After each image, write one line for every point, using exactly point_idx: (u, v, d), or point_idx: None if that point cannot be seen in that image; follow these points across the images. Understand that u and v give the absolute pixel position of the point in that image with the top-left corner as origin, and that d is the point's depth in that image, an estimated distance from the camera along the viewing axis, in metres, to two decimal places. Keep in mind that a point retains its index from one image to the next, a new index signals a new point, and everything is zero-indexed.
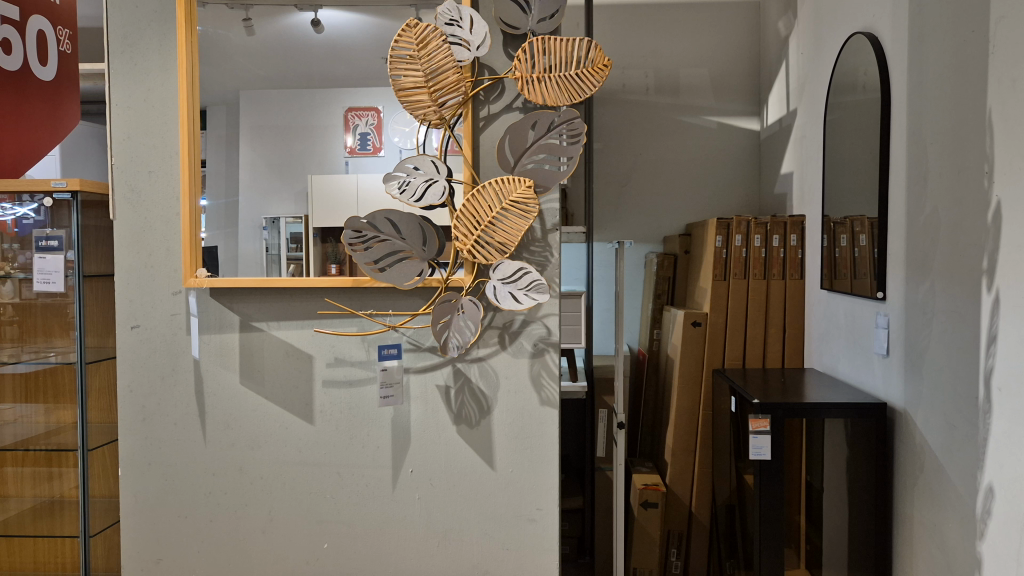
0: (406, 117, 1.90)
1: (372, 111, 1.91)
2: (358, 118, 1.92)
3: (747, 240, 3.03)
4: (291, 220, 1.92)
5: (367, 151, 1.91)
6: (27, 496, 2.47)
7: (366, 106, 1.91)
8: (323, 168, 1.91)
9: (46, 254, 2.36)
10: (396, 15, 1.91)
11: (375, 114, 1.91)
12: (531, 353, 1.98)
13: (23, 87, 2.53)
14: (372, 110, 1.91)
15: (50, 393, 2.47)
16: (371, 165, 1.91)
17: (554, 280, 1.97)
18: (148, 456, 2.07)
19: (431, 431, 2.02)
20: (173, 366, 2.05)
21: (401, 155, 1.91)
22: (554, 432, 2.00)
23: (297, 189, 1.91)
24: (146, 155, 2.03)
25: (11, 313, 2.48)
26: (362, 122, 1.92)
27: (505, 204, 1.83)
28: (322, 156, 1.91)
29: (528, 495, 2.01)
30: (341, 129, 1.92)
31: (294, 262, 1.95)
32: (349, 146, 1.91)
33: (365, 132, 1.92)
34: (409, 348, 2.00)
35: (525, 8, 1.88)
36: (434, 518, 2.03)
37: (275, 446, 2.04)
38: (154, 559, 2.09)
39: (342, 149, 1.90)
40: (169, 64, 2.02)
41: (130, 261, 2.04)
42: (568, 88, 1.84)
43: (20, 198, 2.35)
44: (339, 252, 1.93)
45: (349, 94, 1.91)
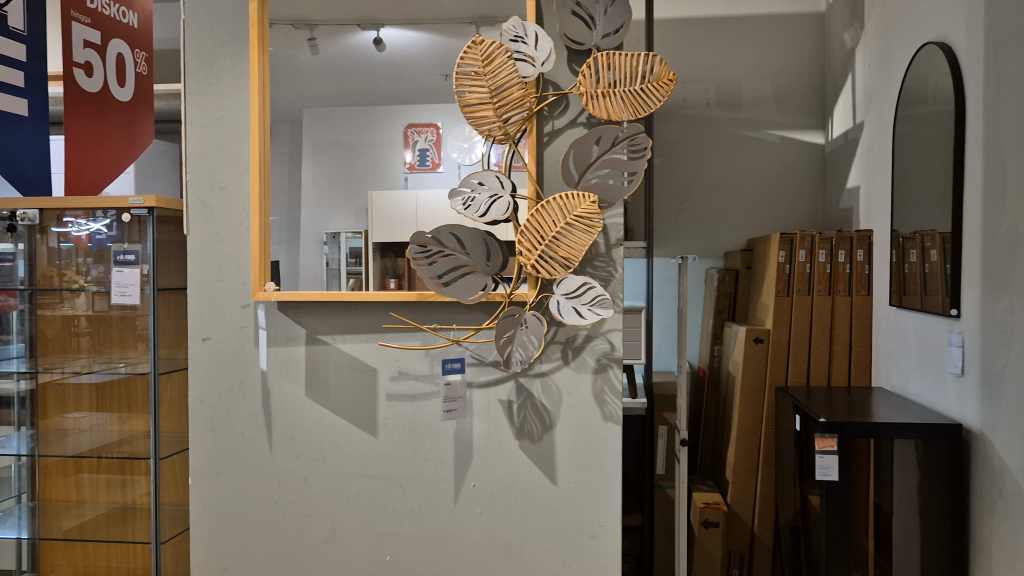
0: (465, 133, 1.92)
1: (431, 127, 1.93)
2: (416, 134, 1.93)
3: (811, 256, 2.98)
4: (351, 235, 1.94)
5: (426, 167, 1.92)
6: (102, 502, 2.55)
7: (425, 122, 1.93)
8: (382, 184, 1.93)
9: (123, 268, 2.45)
10: (457, 34, 1.95)
11: (433, 131, 1.93)
12: (594, 368, 1.98)
13: (103, 107, 2.60)
14: (431, 126, 1.93)
15: (122, 402, 2.53)
16: (429, 181, 1.92)
17: (617, 295, 1.96)
18: (216, 465, 2.12)
19: (494, 446, 2.02)
20: (241, 378, 2.10)
21: (460, 171, 1.92)
22: (617, 448, 1.99)
23: (356, 205, 1.94)
24: (219, 172, 2.09)
25: (83, 325, 2.55)
26: (420, 139, 1.93)
27: (569, 219, 1.83)
28: (383, 171, 1.93)
29: (590, 512, 2.00)
30: (401, 145, 1.94)
31: (354, 276, 1.98)
32: (409, 163, 1.92)
33: (424, 148, 1.93)
34: (472, 362, 2.01)
35: (589, 23, 1.89)
36: (495, 533, 2.03)
37: (339, 458, 2.07)
38: (221, 567, 2.13)
39: (401, 166, 1.92)
40: (240, 83, 2.08)
41: (202, 275, 2.10)
42: (632, 103, 1.84)
43: (93, 215, 2.45)
44: (398, 267, 1.95)
45: (408, 111, 1.94)
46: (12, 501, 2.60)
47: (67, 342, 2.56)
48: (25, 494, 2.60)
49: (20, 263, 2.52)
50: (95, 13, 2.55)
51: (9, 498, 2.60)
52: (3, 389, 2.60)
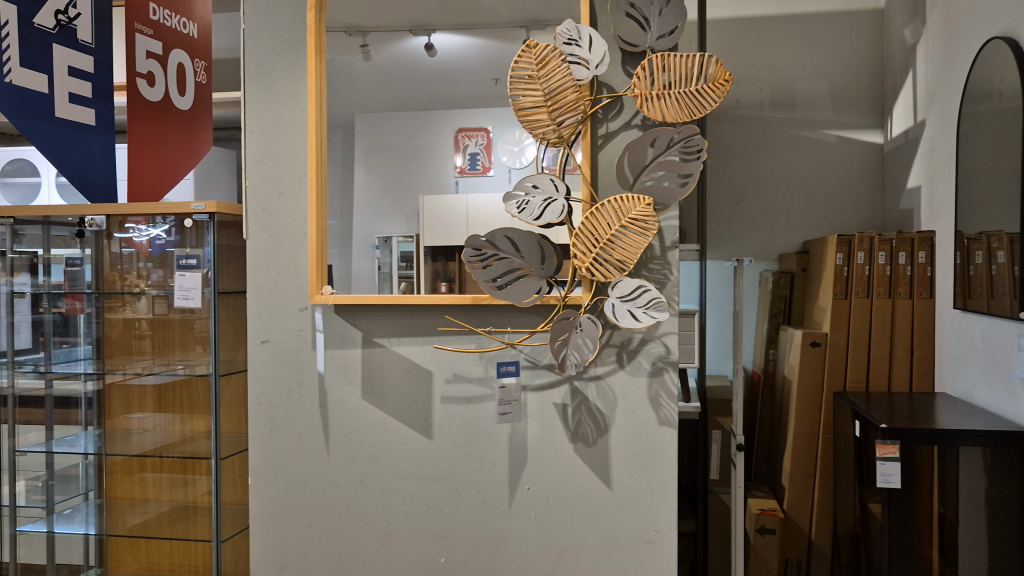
0: (515, 137, 1.93)
1: (481, 131, 1.94)
2: (467, 139, 1.95)
3: (871, 257, 2.92)
4: (402, 239, 1.96)
5: (476, 171, 1.94)
6: (165, 501, 2.61)
7: (476, 127, 1.95)
8: (433, 189, 1.95)
9: (185, 272, 2.51)
10: (507, 38, 1.95)
11: (484, 135, 1.94)
12: (649, 372, 1.97)
13: (164, 116, 2.66)
14: (481, 130, 1.94)
15: (184, 403, 2.58)
16: (480, 185, 1.94)
17: (673, 298, 1.95)
18: (275, 466, 2.15)
19: (549, 449, 2.01)
20: (299, 380, 2.13)
21: (511, 174, 1.93)
22: (673, 452, 1.98)
23: (408, 209, 1.95)
24: (278, 177, 2.13)
25: (144, 328, 2.61)
26: (471, 143, 1.95)
27: (624, 222, 1.83)
28: (434, 175, 1.95)
29: (646, 517, 1.99)
30: (451, 149, 1.95)
31: (405, 280, 2.00)
32: (459, 167, 1.94)
33: (475, 152, 1.94)
34: (527, 365, 2.01)
35: (644, 25, 1.89)
36: (549, 537, 2.02)
37: (394, 460, 2.09)
38: (279, 566, 2.16)
39: (452, 170, 1.94)
40: (298, 90, 2.11)
41: (261, 279, 2.14)
42: (688, 105, 1.83)
43: (153, 220, 2.53)
44: (449, 270, 1.97)
45: (461, 116, 1.95)
46: (80, 498, 2.67)
47: (130, 344, 2.63)
48: (93, 491, 2.67)
49: (87, 267, 2.61)
50: (157, 24, 2.60)
51: (78, 495, 2.67)
52: (69, 390, 2.68)
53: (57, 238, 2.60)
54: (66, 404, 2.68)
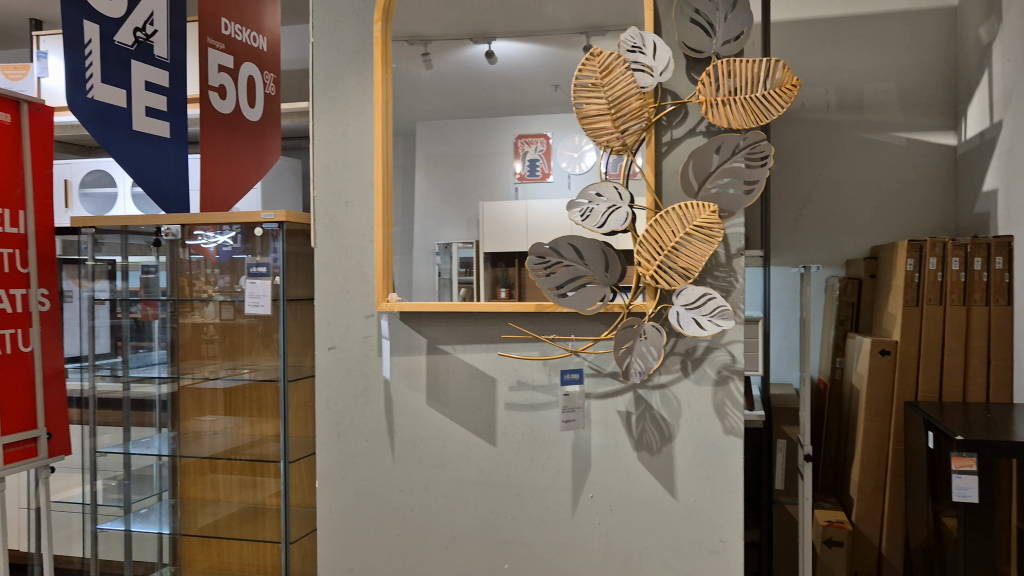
0: (575, 143, 1.94)
1: (541, 137, 1.96)
2: (527, 144, 1.97)
3: (944, 263, 2.82)
4: (462, 245, 1.98)
5: (536, 177, 1.95)
6: (235, 501, 2.69)
7: (536, 133, 1.96)
8: (493, 196, 1.97)
9: (255, 279, 2.59)
10: (568, 45, 1.96)
11: (543, 141, 1.96)
12: (714, 380, 1.95)
13: (235, 128, 2.72)
14: (541, 137, 1.96)
15: (252, 407, 2.66)
16: (540, 191, 1.95)
17: (739, 306, 1.92)
18: (342, 470, 2.19)
19: (612, 457, 2.01)
20: (365, 385, 2.17)
21: (570, 180, 1.93)
22: (739, 462, 1.95)
23: (468, 215, 1.97)
24: (344, 187, 2.17)
25: (212, 332, 2.71)
26: (531, 149, 1.96)
27: (689, 229, 1.81)
28: (494, 182, 1.97)
29: (711, 527, 1.97)
30: (511, 156, 1.97)
31: (465, 286, 2.01)
32: (519, 173, 1.95)
33: (535, 159, 1.96)
34: (591, 373, 2.01)
35: (709, 31, 1.88)
36: (612, 545, 2.02)
37: (458, 466, 2.11)
38: (345, 568, 2.20)
39: (512, 176, 1.96)
40: (365, 100, 2.15)
41: (328, 286, 2.18)
42: (754, 111, 1.81)
43: (220, 228, 2.62)
44: (508, 276, 1.98)
45: (518, 122, 1.97)
46: (154, 498, 2.76)
47: (202, 349, 2.72)
48: (167, 492, 2.77)
49: (162, 275, 2.70)
50: (229, 39, 2.66)
51: (152, 495, 2.76)
52: (146, 393, 2.76)
53: (134, 246, 2.70)
54: (141, 406, 2.76)
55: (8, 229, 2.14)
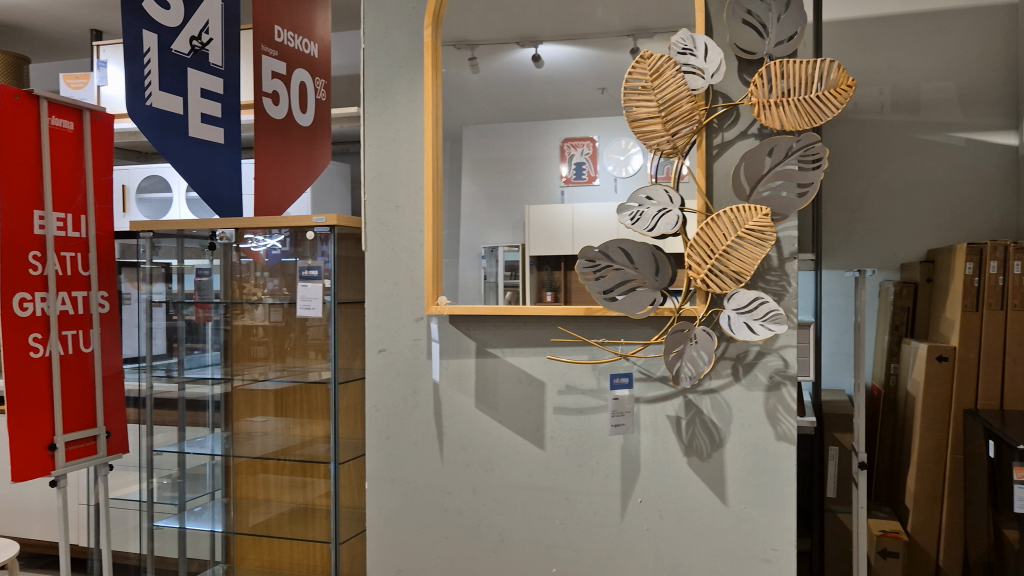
0: (621, 146, 1.93)
1: (587, 141, 1.96)
2: (573, 148, 1.97)
3: (1005, 267, 2.72)
4: (508, 248, 2.00)
5: (582, 180, 1.95)
6: (286, 501, 2.73)
7: (581, 136, 1.96)
8: (539, 199, 1.98)
9: (307, 283, 2.64)
10: (614, 48, 1.95)
11: (590, 144, 1.96)
12: (766, 386, 1.92)
13: (288, 133, 2.74)
14: (587, 140, 1.96)
15: (303, 409, 2.70)
16: (587, 195, 1.95)
17: (792, 310, 1.90)
18: (391, 472, 2.21)
19: (662, 462, 1.99)
20: (414, 388, 2.19)
21: (616, 184, 1.93)
22: (792, 469, 1.92)
23: (513, 219, 2.00)
24: (395, 191, 2.19)
25: (261, 334, 2.75)
26: (577, 153, 1.97)
27: (740, 232, 1.79)
28: (539, 185, 1.98)
29: (762, 534, 1.94)
30: (557, 159, 1.97)
31: (510, 289, 2.03)
32: (566, 176, 1.96)
33: (581, 162, 1.96)
34: (640, 377, 2.00)
35: (762, 32, 1.85)
36: (661, 551, 2.00)
37: (506, 469, 2.11)
38: (394, 569, 2.22)
39: (558, 179, 1.97)
40: (414, 105, 2.17)
41: (379, 289, 2.21)
42: (808, 112, 1.78)
43: (269, 232, 2.67)
44: (554, 279, 1.98)
45: (565, 126, 1.97)
46: (207, 497, 2.82)
47: (254, 352, 2.77)
48: (219, 491, 2.81)
49: (215, 277, 2.76)
50: (282, 46, 2.68)
51: (205, 494, 2.82)
52: (200, 394, 2.82)
53: (189, 249, 2.77)
54: (196, 406, 2.82)
55: (71, 233, 2.21)
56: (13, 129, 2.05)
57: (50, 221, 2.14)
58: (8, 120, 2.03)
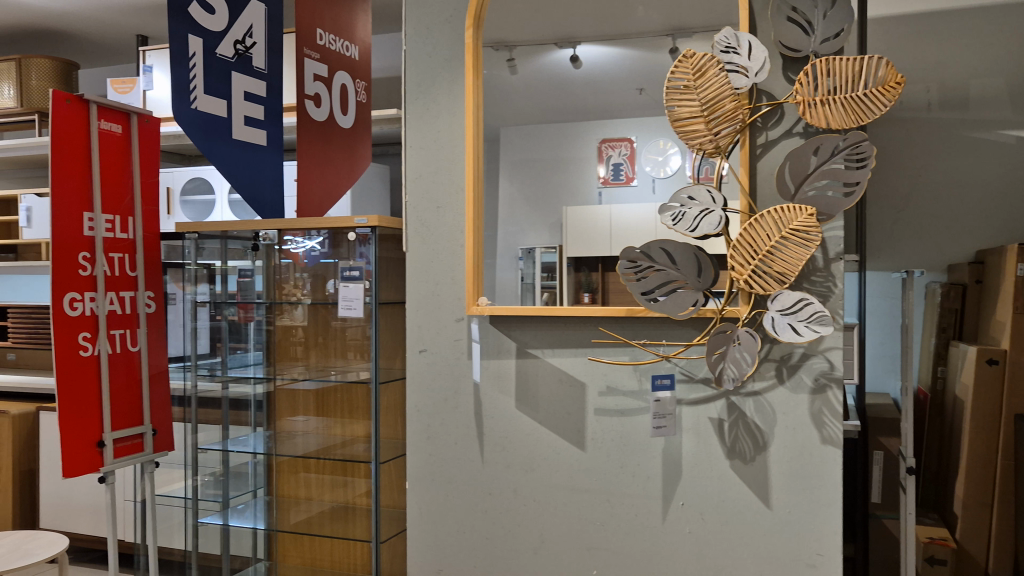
0: (659, 147, 1.92)
1: (625, 141, 1.95)
2: (610, 149, 1.96)
3: None
4: (545, 249, 2.00)
5: (620, 181, 1.95)
6: (326, 500, 2.75)
7: (619, 137, 1.95)
8: (576, 200, 1.98)
9: (349, 283, 2.67)
10: (652, 47, 1.94)
11: (628, 145, 1.95)
12: (811, 389, 1.90)
13: (330, 135, 2.76)
14: (625, 141, 1.95)
15: (344, 409, 2.72)
16: (624, 195, 1.95)
17: (838, 312, 1.86)
18: (432, 472, 2.22)
19: (705, 464, 1.98)
20: (455, 388, 2.19)
21: (654, 184, 1.92)
22: (838, 473, 1.89)
23: (551, 220, 2.00)
24: (436, 192, 2.20)
25: (301, 335, 2.78)
26: (614, 153, 1.96)
27: (785, 232, 1.76)
28: (576, 187, 1.98)
29: (807, 540, 1.91)
30: (595, 160, 1.97)
31: (547, 291, 2.03)
32: (603, 177, 1.96)
33: (619, 163, 1.95)
34: (682, 379, 1.98)
35: (807, 30, 1.83)
36: (704, 554, 1.98)
37: (547, 470, 2.11)
38: (435, 568, 2.23)
39: (596, 180, 1.96)
40: (455, 107, 2.18)
41: (420, 290, 2.22)
42: (854, 110, 1.75)
43: (308, 233, 2.71)
44: (592, 281, 1.98)
45: (603, 126, 1.96)
46: (249, 495, 2.85)
47: (295, 352, 2.80)
48: (261, 489, 2.85)
49: (258, 278, 2.79)
50: (323, 48, 2.70)
51: (248, 492, 2.86)
52: (242, 393, 2.85)
53: (232, 250, 2.82)
54: (238, 405, 2.86)
55: (119, 235, 2.26)
56: (65, 134, 2.10)
57: (99, 223, 2.18)
58: (60, 125, 2.08)
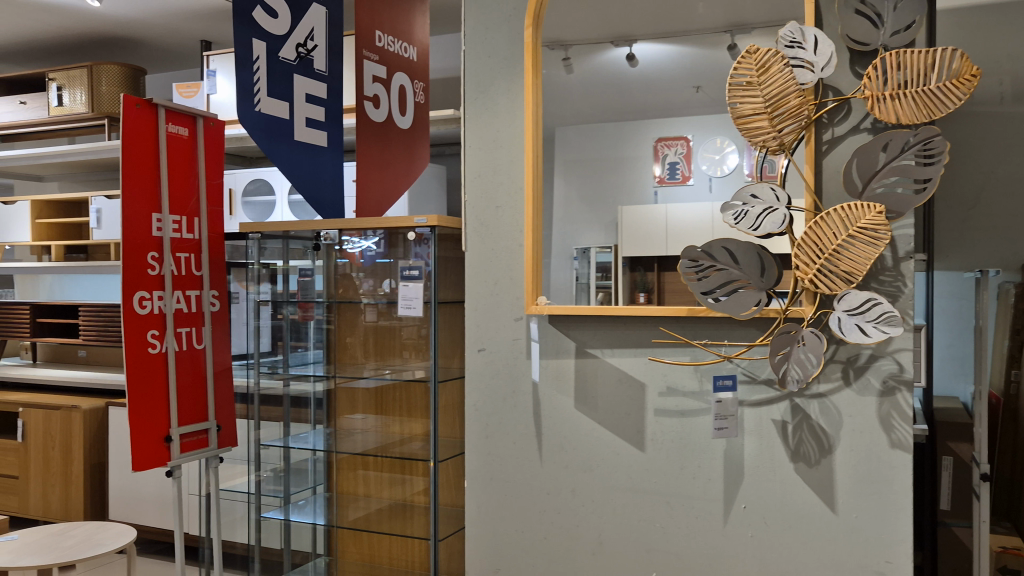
0: (716, 145, 1.89)
1: (681, 140, 1.92)
2: (666, 148, 1.93)
3: None
4: (600, 249, 1.99)
5: (676, 181, 1.92)
6: (385, 497, 2.78)
7: (676, 135, 1.93)
8: (632, 199, 1.96)
9: (409, 283, 2.70)
10: (710, 44, 1.91)
11: (684, 144, 1.92)
12: (879, 391, 1.85)
13: (388, 136, 2.79)
14: (681, 139, 1.92)
15: (403, 407, 2.75)
16: (680, 195, 1.92)
17: (907, 312, 1.81)
18: (490, 471, 2.23)
19: (767, 467, 1.94)
20: (514, 388, 2.19)
21: (712, 183, 1.89)
22: (907, 478, 1.84)
23: (606, 219, 1.98)
24: (495, 191, 2.21)
25: (357, 335, 2.82)
26: (671, 152, 1.93)
27: (852, 231, 1.73)
28: (633, 186, 1.96)
29: (875, 546, 1.87)
30: (650, 159, 1.95)
31: (603, 291, 2.02)
32: (659, 176, 1.93)
33: (675, 162, 1.92)
34: (744, 380, 1.95)
35: (876, 22, 1.79)
36: (766, 559, 1.95)
37: (606, 471, 2.09)
38: (492, 568, 2.23)
39: (651, 180, 1.94)
40: (514, 106, 2.18)
41: (479, 289, 2.23)
42: (927, 105, 1.70)
43: (365, 234, 2.74)
44: (648, 280, 1.96)
45: (659, 124, 1.94)
46: (309, 491, 2.90)
47: (354, 351, 2.84)
48: (321, 486, 2.88)
49: (318, 277, 2.84)
50: (382, 50, 2.72)
51: (308, 488, 2.90)
52: (303, 390, 2.90)
53: (294, 250, 2.86)
54: (299, 403, 2.91)
55: (185, 235, 2.31)
56: (135, 137, 2.16)
57: (167, 223, 2.24)
58: (130, 128, 2.14)
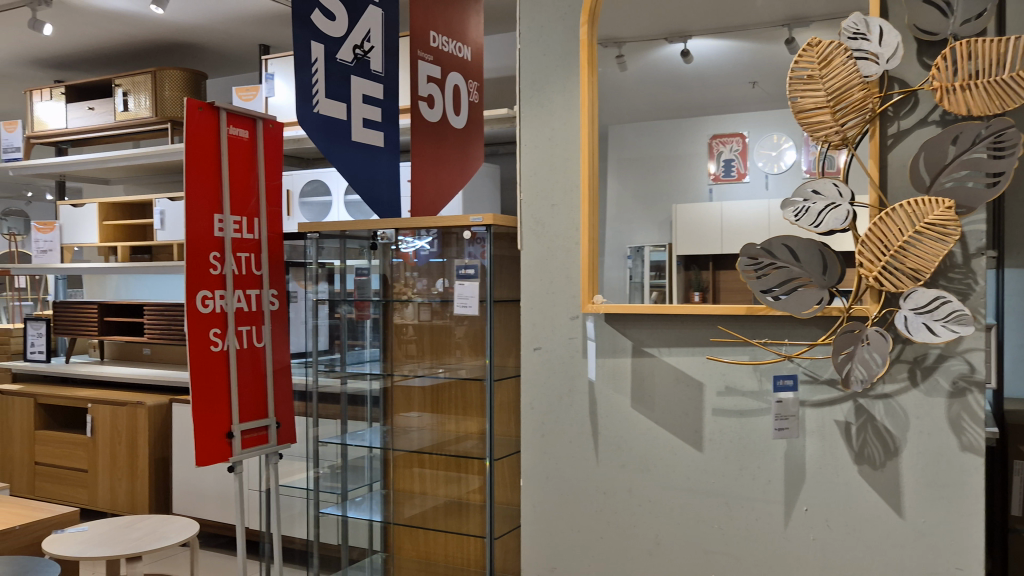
0: (773, 142, 1.85)
1: (737, 137, 1.89)
2: (721, 145, 1.91)
3: None
4: (654, 248, 1.98)
5: (731, 178, 1.88)
6: (440, 495, 2.80)
7: (730, 132, 1.90)
8: (687, 198, 1.93)
9: (465, 281, 2.70)
10: (768, 39, 1.88)
11: (739, 140, 1.89)
12: (948, 392, 1.80)
13: (443, 136, 2.80)
14: (737, 136, 1.89)
15: (458, 405, 2.76)
16: (735, 192, 1.89)
17: (979, 311, 1.75)
18: (547, 470, 2.22)
19: (830, 469, 1.90)
20: (570, 386, 2.19)
21: (768, 180, 1.86)
22: (979, 482, 1.78)
23: (660, 218, 1.96)
24: (551, 190, 2.20)
25: (412, 334, 2.85)
26: (726, 149, 1.90)
27: (920, 227, 1.68)
28: (688, 184, 1.93)
29: (945, 552, 1.81)
30: (706, 157, 1.92)
31: (657, 290, 2.00)
32: (714, 174, 1.90)
33: (730, 158, 1.90)
34: (805, 380, 1.91)
35: (945, 11, 1.74)
36: (829, 562, 1.90)
37: (663, 471, 2.07)
38: (549, 567, 2.22)
39: (706, 177, 1.91)
40: (569, 105, 2.17)
41: (535, 288, 2.22)
42: (999, 95, 1.65)
43: (419, 233, 2.76)
44: (702, 279, 1.94)
45: (715, 121, 1.91)
46: (366, 488, 2.92)
47: (409, 349, 2.86)
48: (377, 483, 2.91)
49: (374, 277, 2.87)
50: (436, 50, 2.73)
51: (364, 485, 2.92)
52: (359, 388, 2.93)
53: (351, 249, 2.90)
54: (356, 401, 2.94)
55: (245, 236, 2.36)
56: (197, 140, 2.21)
57: (228, 224, 2.29)
58: (192, 132, 2.20)
